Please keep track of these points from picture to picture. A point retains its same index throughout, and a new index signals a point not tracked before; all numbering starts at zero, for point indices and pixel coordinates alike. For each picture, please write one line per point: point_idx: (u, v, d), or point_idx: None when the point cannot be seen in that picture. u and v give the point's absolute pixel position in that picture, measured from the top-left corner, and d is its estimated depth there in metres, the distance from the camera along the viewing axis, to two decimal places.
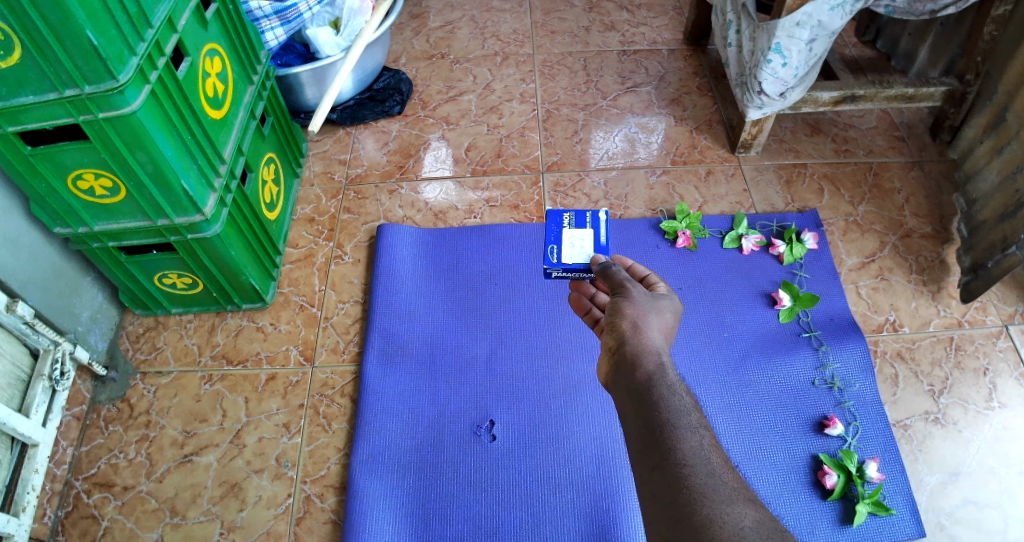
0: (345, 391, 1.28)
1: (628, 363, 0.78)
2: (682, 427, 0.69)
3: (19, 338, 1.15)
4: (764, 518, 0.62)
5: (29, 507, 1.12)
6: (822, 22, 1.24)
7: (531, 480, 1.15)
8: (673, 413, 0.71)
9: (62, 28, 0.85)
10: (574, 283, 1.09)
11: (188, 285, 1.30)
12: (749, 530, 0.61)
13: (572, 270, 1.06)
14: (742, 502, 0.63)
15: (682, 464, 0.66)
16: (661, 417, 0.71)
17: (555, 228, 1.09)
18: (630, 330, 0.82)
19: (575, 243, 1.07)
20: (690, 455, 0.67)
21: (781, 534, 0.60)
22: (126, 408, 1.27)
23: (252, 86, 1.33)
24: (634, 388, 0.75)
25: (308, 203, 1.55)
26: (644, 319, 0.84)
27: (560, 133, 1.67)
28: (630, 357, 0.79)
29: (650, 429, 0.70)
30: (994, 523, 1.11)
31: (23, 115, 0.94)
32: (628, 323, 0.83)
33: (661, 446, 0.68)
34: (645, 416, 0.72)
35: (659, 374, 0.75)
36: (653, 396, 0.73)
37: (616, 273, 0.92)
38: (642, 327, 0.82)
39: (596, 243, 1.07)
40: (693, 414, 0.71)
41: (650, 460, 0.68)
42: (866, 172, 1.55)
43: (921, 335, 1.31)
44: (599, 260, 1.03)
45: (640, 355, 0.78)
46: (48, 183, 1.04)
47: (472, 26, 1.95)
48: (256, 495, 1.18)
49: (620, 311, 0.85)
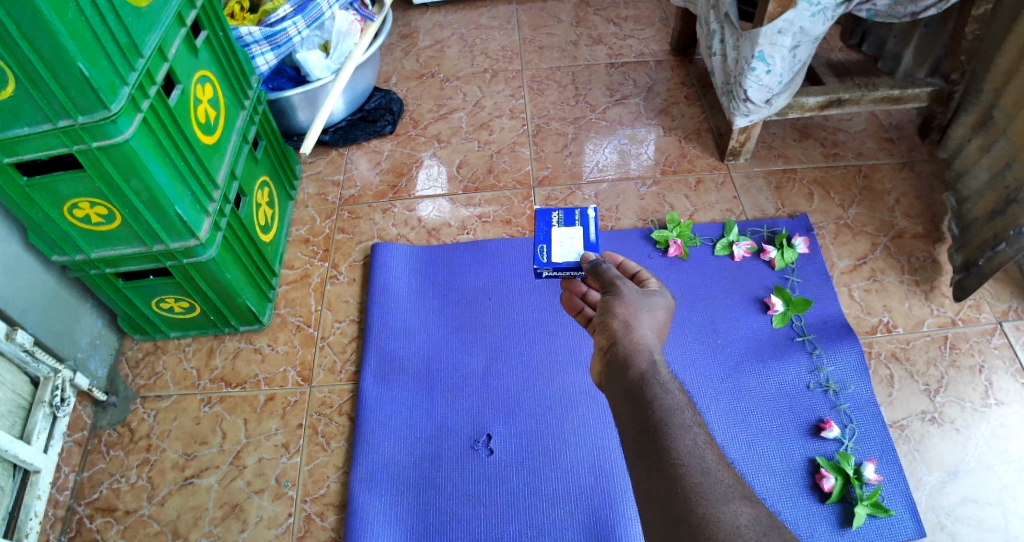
0: (344, 409, 1.29)
1: (620, 363, 0.79)
2: (676, 426, 0.70)
3: (19, 366, 1.17)
4: (760, 515, 0.63)
5: (31, 533, 1.13)
6: (804, 29, 1.26)
7: (530, 494, 1.16)
8: (667, 411, 0.72)
9: (54, 61, 0.87)
10: (567, 282, 1.08)
11: (186, 309, 1.32)
12: (746, 528, 0.61)
13: (563, 270, 1.01)
14: (739, 500, 0.64)
15: (676, 463, 0.67)
16: (656, 415, 0.71)
17: (543, 228, 1.05)
18: (623, 329, 0.83)
19: (564, 242, 1.03)
20: (685, 454, 0.67)
21: (778, 531, 0.61)
22: (127, 432, 1.29)
23: (243, 111, 1.36)
24: (628, 389, 0.76)
25: (302, 224, 1.57)
26: (637, 317, 0.85)
27: (551, 147, 1.68)
28: (623, 356, 0.80)
29: (644, 429, 0.71)
30: (994, 520, 1.11)
31: (19, 146, 0.97)
32: (620, 322, 0.84)
33: (657, 447, 0.69)
34: (640, 417, 0.73)
35: (650, 372, 0.76)
36: (647, 394, 0.74)
37: (606, 271, 0.92)
38: (633, 325, 0.84)
39: (586, 241, 1.03)
40: (687, 412, 0.72)
41: (645, 463, 0.69)
42: (856, 175, 1.56)
43: (915, 335, 1.31)
44: (590, 257, 0.98)
45: (633, 354, 0.79)
46: (45, 213, 1.06)
47: (461, 44, 1.97)
48: (257, 516, 1.18)
49: (611, 310, 0.87)
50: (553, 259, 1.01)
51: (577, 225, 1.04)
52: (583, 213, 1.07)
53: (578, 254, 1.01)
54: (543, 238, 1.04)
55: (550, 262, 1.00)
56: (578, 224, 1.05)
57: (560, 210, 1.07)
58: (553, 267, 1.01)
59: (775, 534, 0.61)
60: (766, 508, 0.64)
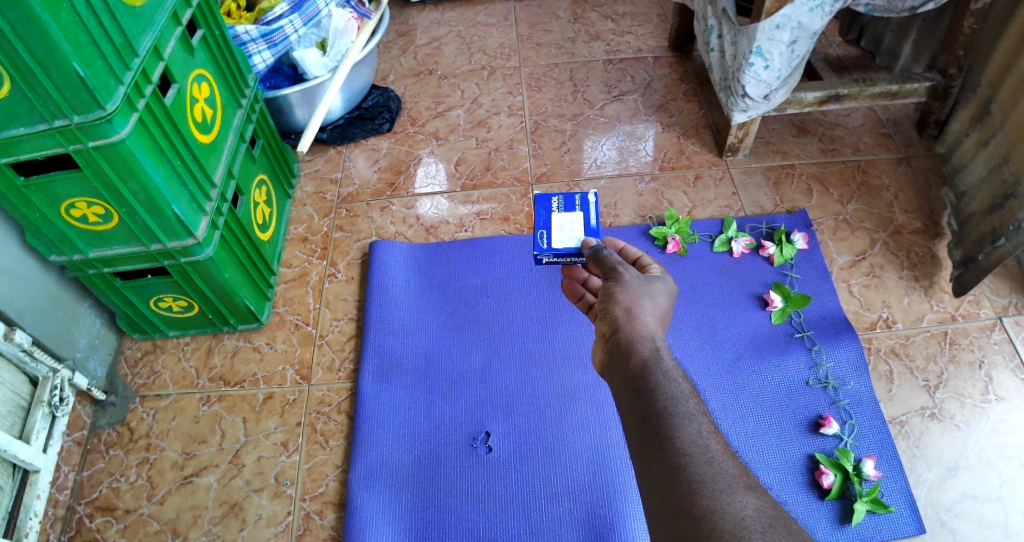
0: (342, 408, 1.29)
1: (621, 350, 0.80)
2: (679, 415, 0.70)
3: (18, 367, 1.17)
4: (764, 506, 0.62)
5: (31, 532, 1.13)
6: (801, 24, 1.25)
7: (530, 491, 1.16)
8: (671, 400, 0.72)
9: (49, 61, 0.87)
10: (567, 268, 1.08)
11: (184, 308, 1.32)
12: (751, 519, 0.60)
13: (563, 256, 1.01)
14: (742, 491, 0.63)
15: (680, 453, 0.66)
16: (659, 405, 0.72)
17: (543, 214, 1.04)
18: (624, 316, 0.83)
19: (564, 228, 1.02)
20: (689, 443, 0.67)
21: (781, 523, 0.60)
22: (127, 432, 1.29)
23: (240, 110, 1.36)
24: (629, 378, 0.77)
25: (300, 222, 1.57)
26: (638, 304, 0.85)
27: (548, 144, 1.68)
28: (624, 344, 0.80)
29: (646, 418, 0.71)
30: (994, 516, 1.10)
31: (14, 147, 0.96)
32: (621, 310, 0.85)
33: (659, 437, 0.69)
34: (641, 406, 0.73)
35: (654, 360, 0.77)
36: (650, 382, 0.74)
37: (607, 258, 0.92)
38: (635, 312, 0.84)
39: (586, 227, 1.02)
40: (691, 401, 0.72)
41: (648, 453, 0.69)
42: (855, 170, 1.56)
43: (914, 330, 1.31)
44: (591, 243, 0.98)
45: (635, 341, 0.80)
46: (42, 213, 1.06)
47: (458, 41, 1.97)
48: (256, 514, 1.19)
49: (613, 298, 0.87)
50: (552, 246, 1.00)
51: (576, 211, 1.03)
52: (583, 198, 1.05)
53: (578, 240, 1.00)
54: (543, 224, 1.03)
55: (550, 249, 1.00)
56: (577, 210, 1.04)
57: (560, 196, 1.06)
58: (553, 253, 1.00)
59: (779, 525, 0.60)
60: (771, 499, 0.63)
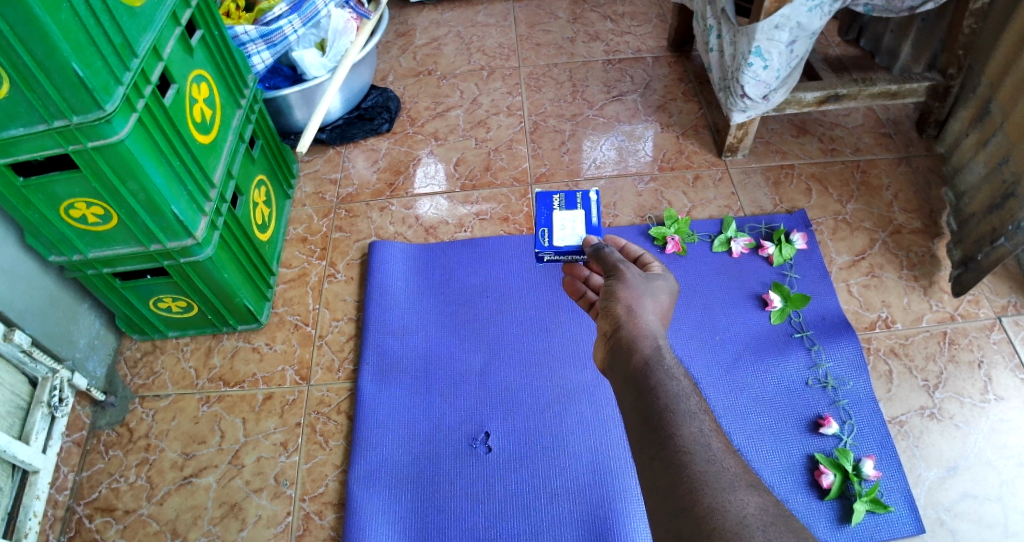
0: (342, 408, 1.29)
1: (623, 348, 0.80)
2: (681, 413, 0.70)
3: (18, 367, 1.17)
4: (766, 504, 0.62)
5: (31, 533, 1.13)
6: (801, 24, 1.25)
7: (529, 491, 1.16)
8: (672, 398, 0.72)
9: (48, 62, 0.87)
10: (567, 267, 1.08)
11: (183, 308, 1.32)
12: (752, 517, 0.60)
13: (564, 254, 1.01)
14: (744, 489, 0.63)
15: (681, 451, 0.67)
16: (660, 403, 0.72)
17: (544, 212, 1.04)
18: (625, 314, 0.83)
19: (565, 226, 1.02)
20: (690, 441, 0.67)
21: (783, 521, 0.60)
22: (126, 432, 1.29)
23: (239, 110, 1.35)
24: (630, 376, 0.77)
25: (300, 222, 1.57)
26: (639, 303, 0.85)
27: (548, 144, 1.68)
28: (626, 341, 0.80)
29: (647, 417, 0.71)
30: (994, 516, 1.10)
31: (14, 148, 0.96)
32: (623, 307, 0.84)
33: (661, 435, 0.69)
34: (643, 404, 0.73)
35: (655, 358, 0.77)
36: (651, 380, 0.74)
37: (609, 255, 0.91)
38: (637, 310, 0.84)
39: (587, 226, 1.02)
40: (692, 399, 0.72)
41: (649, 451, 0.69)
42: (854, 170, 1.56)
43: (913, 330, 1.31)
44: (592, 242, 0.97)
45: (637, 339, 0.80)
46: (41, 214, 1.06)
47: (458, 42, 1.97)
48: (256, 515, 1.19)
49: (614, 295, 0.87)
50: (554, 244, 1.00)
51: (578, 210, 1.04)
52: (584, 198, 1.06)
53: (579, 239, 1.00)
54: (544, 223, 1.03)
55: (551, 248, 1.00)
56: (578, 209, 1.04)
57: (561, 194, 1.06)
58: (554, 252, 1.00)
59: (780, 523, 0.60)
60: (772, 497, 0.63)
